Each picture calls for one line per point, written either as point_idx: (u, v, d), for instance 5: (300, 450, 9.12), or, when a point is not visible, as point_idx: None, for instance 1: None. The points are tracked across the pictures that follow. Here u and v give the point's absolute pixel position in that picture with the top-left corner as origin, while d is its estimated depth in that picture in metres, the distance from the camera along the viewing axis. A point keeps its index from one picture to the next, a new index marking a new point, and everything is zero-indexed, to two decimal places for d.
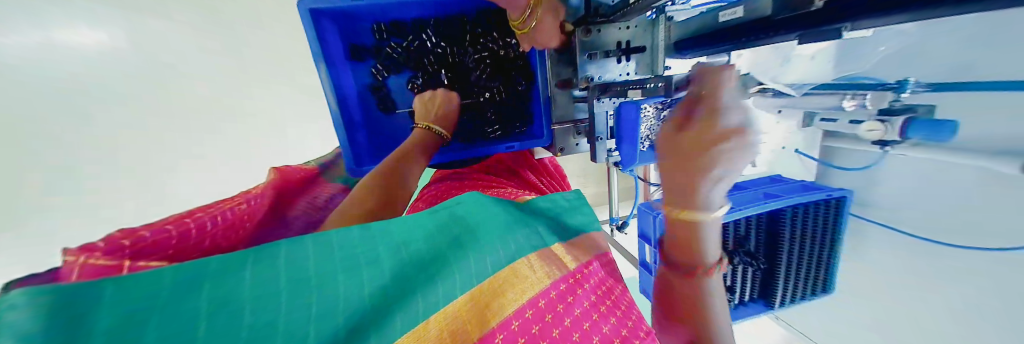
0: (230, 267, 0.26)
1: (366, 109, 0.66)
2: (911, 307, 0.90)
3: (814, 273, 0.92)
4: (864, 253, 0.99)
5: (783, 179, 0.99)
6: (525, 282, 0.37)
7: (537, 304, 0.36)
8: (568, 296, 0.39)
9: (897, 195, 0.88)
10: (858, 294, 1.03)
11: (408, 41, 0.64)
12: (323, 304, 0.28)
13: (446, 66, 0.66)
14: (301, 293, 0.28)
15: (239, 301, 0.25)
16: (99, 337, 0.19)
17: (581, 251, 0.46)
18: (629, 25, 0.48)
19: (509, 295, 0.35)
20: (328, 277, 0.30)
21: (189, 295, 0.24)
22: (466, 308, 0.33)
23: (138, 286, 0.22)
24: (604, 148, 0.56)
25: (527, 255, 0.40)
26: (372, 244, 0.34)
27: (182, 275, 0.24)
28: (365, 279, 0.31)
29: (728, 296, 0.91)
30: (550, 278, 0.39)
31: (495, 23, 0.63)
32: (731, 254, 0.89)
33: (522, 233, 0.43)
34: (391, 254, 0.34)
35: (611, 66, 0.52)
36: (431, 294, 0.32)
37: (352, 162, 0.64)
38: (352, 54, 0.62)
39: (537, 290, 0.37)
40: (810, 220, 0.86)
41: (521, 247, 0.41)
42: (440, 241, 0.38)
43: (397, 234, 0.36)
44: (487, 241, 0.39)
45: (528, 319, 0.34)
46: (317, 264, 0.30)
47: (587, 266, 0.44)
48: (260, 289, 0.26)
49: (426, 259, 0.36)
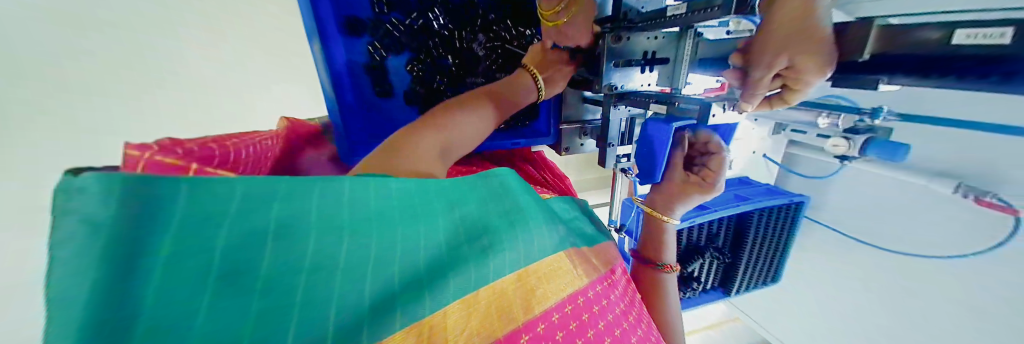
0: (297, 189, 0.26)
1: (360, 92, 0.59)
2: (840, 294, 1.05)
3: (768, 267, 1.04)
4: (806, 248, 1.13)
5: (751, 181, 1.09)
6: (568, 275, 0.35)
7: (576, 300, 0.34)
8: (602, 298, 0.37)
9: (843, 201, 1.00)
10: (800, 284, 1.17)
11: (413, 19, 0.58)
12: (381, 251, 0.27)
13: (453, 52, 0.61)
14: (361, 232, 0.27)
15: (303, 228, 0.25)
16: (165, 238, 0.20)
17: (605, 258, 0.45)
18: (658, 35, 0.46)
19: (554, 283, 0.33)
20: (387, 223, 0.28)
21: (255, 211, 0.23)
22: (515, 290, 0.30)
23: (209, 190, 0.22)
24: (614, 154, 0.58)
25: (569, 250, 0.38)
26: (430, 200, 0.33)
27: (254, 190, 0.24)
28: (422, 239, 0.30)
29: (696, 286, 1.00)
30: (588, 277, 0.37)
31: (510, 11, 0.60)
32: (703, 250, 0.97)
33: (562, 228, 0.41)
34: (447, 213, 0.33)
35: (634, 75, 0.50)
36: (484, 267, 0.29)
37: (345, 152, 0.60)
38: (346, 27, 0.54)
39: (577, 286, 0.35)
40: (772, 223, 0.96)
41: (563, 240, 0.38)
42: (494, 210, 0.35)
43: (453, 194, 0.35)
44: (542, 221, 0.37)
45: (567, 313, 0.32)
46: (379, 206, 0.29)
47: (614, 273, 0.43)
48: (322, 220, 0.26)
49: (479, 229, 0.33)
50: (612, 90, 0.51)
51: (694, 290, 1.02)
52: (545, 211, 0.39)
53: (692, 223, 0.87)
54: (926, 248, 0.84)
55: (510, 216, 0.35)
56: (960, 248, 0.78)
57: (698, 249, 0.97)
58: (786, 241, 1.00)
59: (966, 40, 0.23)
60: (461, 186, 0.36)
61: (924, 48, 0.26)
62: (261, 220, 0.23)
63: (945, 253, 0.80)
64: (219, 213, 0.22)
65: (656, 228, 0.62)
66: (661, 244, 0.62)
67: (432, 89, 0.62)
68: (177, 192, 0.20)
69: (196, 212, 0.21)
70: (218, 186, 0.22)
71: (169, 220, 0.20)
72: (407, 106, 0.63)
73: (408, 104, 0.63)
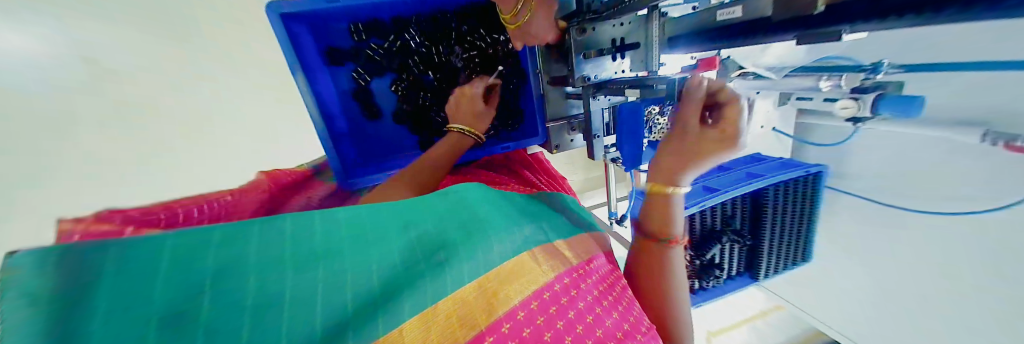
0: (234, 237, 0.27)
1: (350, 117, 0.62)
2: (878, 267, 0.97)
3: (794, 244, 0.98)
4: (836, 221, 1.06)
5: (763, 157, 1.04)
6: (529, 274, 0.37)
7: (542, 294, 0.36)
8: (571, 288, 0.39)
9: (866, 166, 0.94)
10: (836, 261, 1.09)
11: (391, 41, 0.61)
12: (329, 280, 0.29)
13: (433, 67, 0.63)
14: (307, 266, 0.29)
15: (245, 270, 0.26)
16: (106, 306, 0.21)
17: (581, 250, 0.46)
18: (623, 22, 0.47)
19: (514, 286, 0.35)
20: (332, 254, 0.30)
21: (195, 261, 0.25)
22: (473, 297, 0.32)
23: (143, 254, 0.23)
24: (602, 145, 0.58)
25: (532, 248, 0.40)
26: (380, 225, 0.35)
27: (188, 244, 0.25)
28: (373, 264, 0.31)
29: (718, 272, 0.95)
30: (553, 271, 0.39)
31: (482, 20, 0.61)
32: (721, 234, 0.93)
33: (525, 228, 0.44)
34: (399, 234, 0.35)
35: (607, 64, 0.52)
36: (438, 281, 0.31)
37: (340, 175, 0.61)
38: (330, 59, 0.58)
39: (541, 282, 0.37)
40: (789, 196, 0.91)
41: (525, 241, 0.41)
42: (448, 225, 0.38)
43: (403, 216, 0.37)
44: (496, 231, 0.40)
45: (533, 309, 0.34)
46: (323, 239, 0.31)
47: (590, 263, 0.44)
48: (265, 261, 0.27)
49: (433, 244, 0.36)
50: (586, 82, 0.52)
51: (717, 279, 0.97)
52: (496, 221, 0.41)
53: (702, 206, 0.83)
54: (954, 206, 0.78)
55: (467, 227, 0.38)
56: (993, 201, 0.71)
57: (715, 235, 0.93)
58: (811, 215, 0.93)
59: None
60: (413, 209, 0.39)
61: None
62: (200, 269, 0.24)
63: (979, 208, 0.74)
64: (153, 271, 0.23)
65: (659, 213, 0.49)
66: (668, 225, 0.49)
67: (418, 105, 0.64)
68: (109, 262, 0.22)
69: (134, 274, 0.22)
70: (151, 245, 0.24)
71: (106, 288, 0.21)
72: (397, 125, 0.66)
73: (396, 123, 0.65)
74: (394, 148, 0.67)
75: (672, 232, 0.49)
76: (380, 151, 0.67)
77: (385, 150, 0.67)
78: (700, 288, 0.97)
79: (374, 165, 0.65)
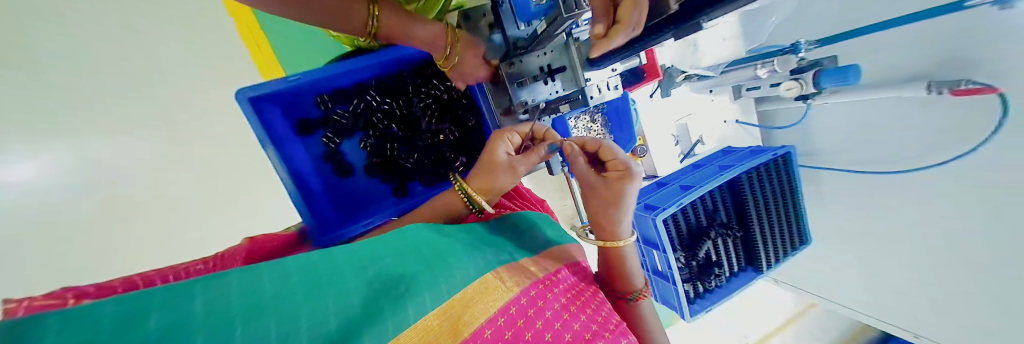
0: (174, 295, 0.24)
1: (323, 176, 0.67)
2: (877, 238, 0.93)
3: (789, 227, 0.95)
4: (824, 199, 1.04)
5: (734, 149, 1.08)
6: (494, 294, 0.40)
7: (509, 311, 0.39)
8: (538, 300, 0.43)
9: (836, 138, 0.96)
10: (838, 243, 1.03)
11: (355, 104, 0.67)
12: (286, 330, 0.26)
13: (396, 120, 0.69)
14: (260, 316, 0.26)
15: (197, 326, 0.23)
16: None
17: (544, 266, 0.50)
18: (545, 51, 0.53)
19: (479, 307, 0.37)
20: (286, 301, 0.29)
21: (138, 318, 0.21)
22: (435, 325, 0.33)
23: (79, 314, 0.19)
24: (558, 161, 0.63)
25: (496, 269, 0.45)
26: (335, 269, 0.35)
27: (126, 305, 0.22)
28: (329, 308, 0.30)
29: (717, 270, 0.92)
30: (518, 287, 0.42)
31: (434, 73, 0.69)
32: (709, 230, 0.93)
33: (485, 255, 0.47)
34: (355, 275, 0.36)
35: (541, 88, 0.56)
36: (401, 313, 0.31)
37: (314, 234, 0.61)
38: (301, 129, 0.64)
39: (506, 299, 0.40)
40: (767, 182, 0.92)
41: (490, 263, 0.46)
42: (407, 261, 0.40)
43: (360, 257, 0.38)
44: (454, 262, 0.42)
45: (500, 326, 0.37)
46: (274, 289, 0.30)
47: (556, 274, 0.49)
48: (215, 314, 0.24)
49: (391, 279, 0.36)
50: (525, 105, 0.56)
51: (718, 278, 0.93)
52: (451, 256, 0.43)
53: (681, 205, 0.85)
54: (920, 160, 0.80)
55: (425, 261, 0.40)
56: (954, 148, 0.73)
57: (702, 232, 0.93)
58: (793, 200, 0.93)
59: None
60: (366, 252, 0.40)
61: None
62: (147, 328, 0.21)
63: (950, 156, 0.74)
64: (93, 332, 0.19)
65: (615, 259, 0.57)
66: (624, 270, 0.57)
67: (386, 156, 0.69)
68: (46, 323, 0.18)
69: (77, 337, 0.18)
70: (88, 308, 0.20)
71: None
72: (369, 178, 0.70)
73: (367, 175, 0.69)
74: (370, 199, 0.71)
75: (636, 290, 0.56)
76: (359, 207, 0.70)
77: (362, 203, 0.70)
78: (703, 291, 0.93)
79: (351, 220, 0.68)
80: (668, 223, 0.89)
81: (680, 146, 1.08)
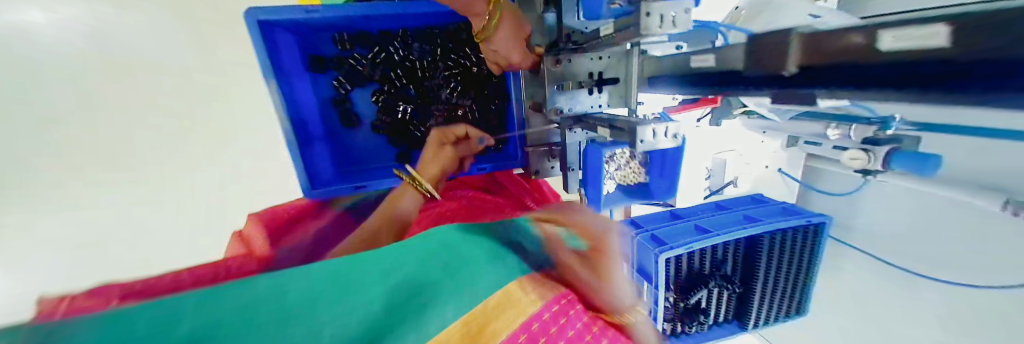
0: (195, 298, 0.22)
1: (328, 123, 0.62)
2: (877, 335, 0.86)
3: (790, 296, 0.90)
4: (833, 277, 0.95)
5: (765, 199, 0.97)
6: (549, 287, 0.32)
7: (568, 311, 0.31)
8: (595, 308, 0.35)
9: (877, 219, 0.84)
10: (831, 324, 0.97)
11: (375, 53, 0.60)
12: (317, 333, 0.22)
13: (415, 82, 0.62)
14: (289, 320, 0.23)
15: (216, 333, 0.20)
16: None
17: (597, 259, 0.43)
18: (601, 55, 0.44)
19: (536, 298, 0.30)
20: (318, 297, 0.25)
21: (152, 331, 0.19)
22: (495, 317, 0.27)
23: (86, 333, 0.18)
24: (576, 178, 0.56)
25: (546, 264, 0.36)
26: (376, 258, 0.30)
27: (141, 317, 0.20)
28: (370, 301, 0.26)
29: (700, 317, 0.89)
30: (572, 285, 0.34)
31: (467, 39, 0.61)
32: (708, 277, 0.88)
33: (536, 241, 0.40)
34: (399, 263, 0.30)
35: (583, 96, 0.48)
36: (448, 309, 0.26)
37: (306, 186, 0.58)
38: (312, 65, 0.58)
39: (563, 294, 0.32)
40: (788, 247, 0.85)
41: (537, 255, 0.37)
42: (454, 250, 0.33)
43: (401, 245, 0.33)
44: (503, 250, 0.35)
45: (560, 330, 0.29)
46: (309, 282, 0.26)
47: (612, 275, 0.40)
48: (240, 314, 0.22)
49: (440, 268, 0.30)
50: (560, 114, 0.47)
51: (701, 324, 0.90)
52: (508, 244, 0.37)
53: (690, 248, 0.80)
54: (974, 279, 0.68)
55: (473, 251, 0.34)
56: (1009, 279, 0.63)
57: (702, 278, 0.89)
58: (807, 274, 0.88)
59: (895, 44, 0.19)
60: (407, 242, 0.34)
61: (851, 56, 0.22)
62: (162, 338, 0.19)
63: (1008, 283, 0.63)
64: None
65: None
66: None
67: (398, 118, 0.63)
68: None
69: None
70: (93, 325, 0.19)
71: None
72: (375, 135, 0.65)
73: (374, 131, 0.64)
74: (371, 156, 0.66)
75: None
76: (357, 163, 0.65)
77: (361, 159, 0.66)
78: (682, 332, 0.91)
79: (346, 177, 0.63)
80: (670, 261, 0.84)
81: (710, 181, 1.01)
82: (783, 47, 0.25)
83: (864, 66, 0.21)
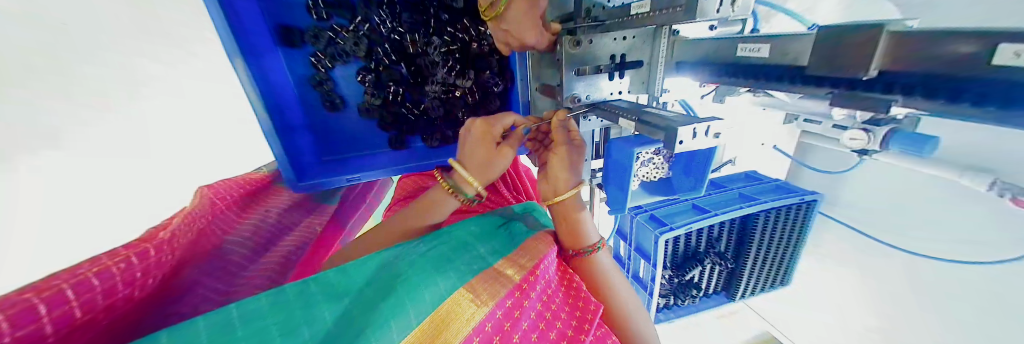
0: None
1: (308, 106, 0.55)
2: (857, 299, 0.92)
3: (777, 269, 0.95)
4: (820, 249, 0.99)
5: (758, 177, 0.98)
6: (467, 309, 0.34)
7: (485, 328, 0.33)
8: (515, 311, 0.37)
9: (863, 197, 0.85)
10: (813, 290, 1.03)
11: (357, 23, 0.52)
12: None
13: (406, 58, 0.55)
14: None
15: None
16: None
17: (532, 255, 0.44)
18: (626, 35, 0.39)
19: (452, 327, 0.32)
20: None
21: None
22: None
23: None
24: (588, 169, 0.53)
25: (470, 281, 0.37)
26: (293, 308, 0.31)
27: None
28: None
29: (693, 291, 0.93)
30: (494, 299, 0.35)
31: (465, 9, 0.54)
32: (703, 255, 0.91)
33: (465, 259, 0.41)
34: (319, 311, 0.31)
35: (602, 82, 0.43)
36: None
37: (292, 178, 0.53)
38: (283, 38, 0.50)
39: (482, 313, 0.34)
40: (780, 225, 0.87)
41: (462, 274, 0.38)
42: (373, 294, 0.35)
43: (324, 292, 0.34)
44: (426, 278, 0.36)
45: None
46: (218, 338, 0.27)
47: (535, 273, 0.41)
48: None
49: (357, 314, 0.32)
50: (576, 103, 0.43)
51: (693, 297, 0.95)
52: (447, 255, 0.41)
53: (689, 228, 0.81)
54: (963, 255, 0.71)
55: (392, 286, 0.35)
56: (1001, 254, 0.65)
57: (696, 256, 0.91)
58: (793, 249, 0.91)
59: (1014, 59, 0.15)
60: (331, 286, 0.35)
61: (941, 64, 0.19)
62: None
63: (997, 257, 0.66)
64: None
65: None
66: None
67: (387, 100, 0.57)
68: None
69: None
70: None
71: None
72: (363, 120, 0.59)
73: (360, 113, 0.58)
74: (359, 140, 0.60)
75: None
76: (343, 151, 0.60)
77: (348, 146, 0.60)
78: (674, 304, 0.96)
79: (332, 167, 0.58)
80: (668, 241, 0.84)
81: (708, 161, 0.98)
82: (862, 42, 0.21)
83: (955, 76, 0.18)
